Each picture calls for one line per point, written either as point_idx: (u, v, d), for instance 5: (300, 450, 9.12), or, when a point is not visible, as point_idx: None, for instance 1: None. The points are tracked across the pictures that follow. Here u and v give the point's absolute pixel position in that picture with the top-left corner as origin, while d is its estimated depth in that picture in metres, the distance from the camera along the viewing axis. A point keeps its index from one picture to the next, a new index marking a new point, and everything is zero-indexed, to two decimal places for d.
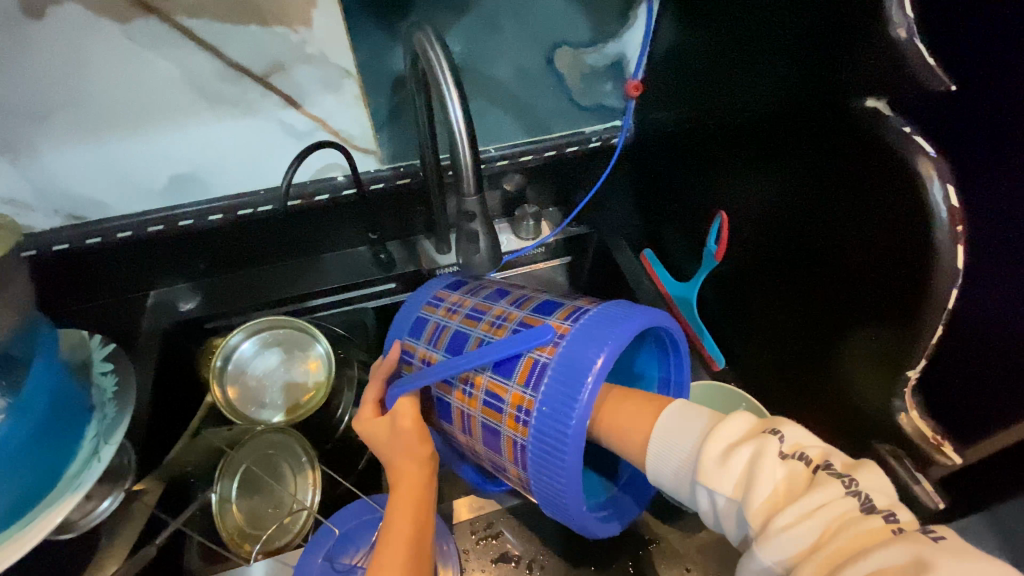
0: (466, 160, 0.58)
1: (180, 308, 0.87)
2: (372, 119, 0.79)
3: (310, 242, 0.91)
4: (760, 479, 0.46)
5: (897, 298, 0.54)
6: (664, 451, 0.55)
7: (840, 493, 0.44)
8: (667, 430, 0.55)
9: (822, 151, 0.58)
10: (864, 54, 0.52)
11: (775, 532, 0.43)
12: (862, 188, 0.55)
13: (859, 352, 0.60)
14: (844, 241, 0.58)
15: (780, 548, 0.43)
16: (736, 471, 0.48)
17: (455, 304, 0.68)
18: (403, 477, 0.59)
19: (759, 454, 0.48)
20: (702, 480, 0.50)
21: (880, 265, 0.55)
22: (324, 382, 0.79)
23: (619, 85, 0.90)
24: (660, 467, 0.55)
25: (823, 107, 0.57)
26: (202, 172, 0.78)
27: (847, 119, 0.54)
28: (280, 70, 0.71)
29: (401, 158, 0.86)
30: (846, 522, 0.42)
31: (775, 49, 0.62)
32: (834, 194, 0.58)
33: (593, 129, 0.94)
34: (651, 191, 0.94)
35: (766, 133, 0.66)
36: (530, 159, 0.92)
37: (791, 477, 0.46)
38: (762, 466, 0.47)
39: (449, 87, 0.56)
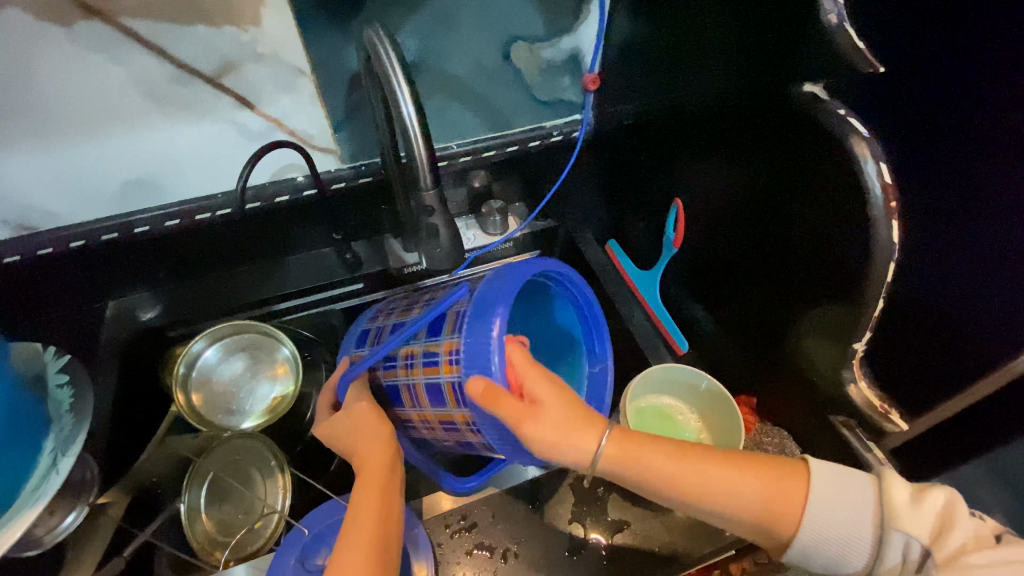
0: (421, 157, 0.59)
1: (140, 317, 0.85)
2: (330, 118, 0.79)
3: (273, 246, 0.90)
4: (957, 528, 0.46)
5: (841, 274, 0.56)
6: (820, 515, 0.51)
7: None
8: (828, 487, 0.52)
9: (767, 137, 0.61)
10: (798, 40, 0.54)
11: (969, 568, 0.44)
12: (805, 170, 0.57)
13: (811, 328, 0.62)
14: (792, 223, 0.61)
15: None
16: (929, 514, 0.48)
17: (393, 310, 0.76)
18: (368, 478, 0.59)
19: (954, 506, 0.48)
20: (894, 524, 0.48)
21: (825, 243, 0.57)
22: (293, 386, 0.78)
23: (576, 80, 0.91)
24: (828, 528, 0.51)
25: (767, 93, 0.59)
26: (156, 177, 0.77)
27: (787, 104, 0.56)
28: (231, 70, 0.70)
29: (362, 157, 0.86)
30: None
31: (719, 39, 0.64)
32: (780, 179, 0.60)
33: (554, 124, 0.95)
34: (614, 182, 0.96)
35: (715, 122, 0.68)
36: (492, 154, 0.93)
37: (978, 533, 0.47)
38: (959, 516, 0.47)
39: (400, 84, 0.57)
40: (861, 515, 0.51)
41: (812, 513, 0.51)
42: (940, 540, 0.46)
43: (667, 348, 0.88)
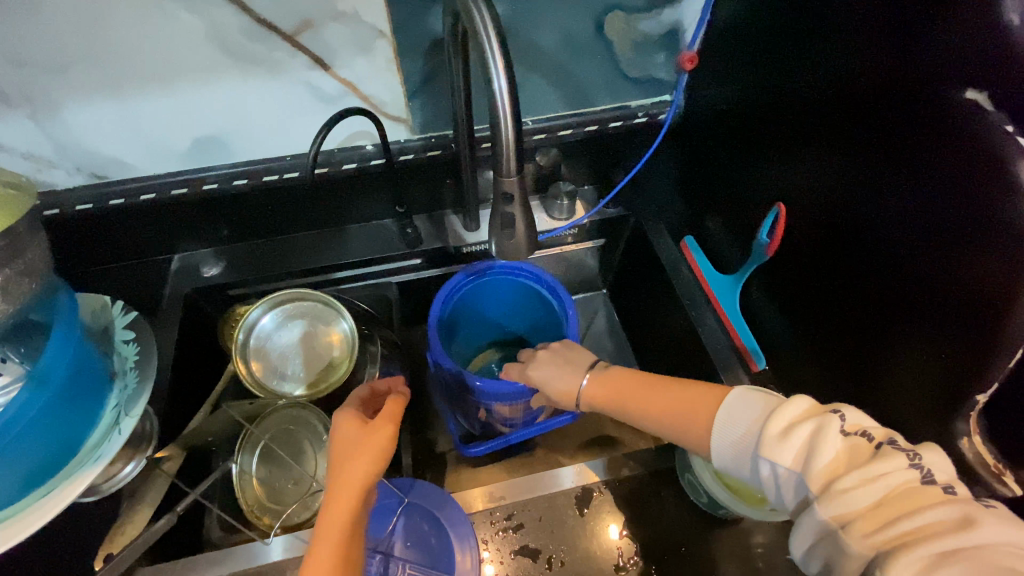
0: (507, 138, 0.53)
1: (203, 272, 0.87)
2: (405, 84, 0.74)
3: (334, 213, 0.89)
4: (828, 453, 0.47)
5: (977, 318, 0.48)
6: (723, 430, 0.54)
7: (901, 464, 0.46)
8: (729, 409, 0.55)
9: (906, 148, 0.52)
10: (969, 38, 0.45)
11: (842, 496, 0.45)
12: (951, 193, 0.48)
13: (924, 368, 0.55)
14: (920, 250, 0.53)
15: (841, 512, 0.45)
16: (794, 446, 0.49)
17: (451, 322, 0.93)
18: (368, 439, 0.61)
19: (822, 431, 0.48)
20: (763, 453, 0.50)
21: (962, 280, 0.49)
22: (348, 359, 0.76)
23: (672, 57, 0.82)
24: (726, 446, 0.54)
25: (916, 100, 0.50)
26: (226, 135, 0.75)
27: (942, 114, 0.48)
28: (310, 28, 0.65)
29: (433, 129, 0.81)
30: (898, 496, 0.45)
31: (865, 25, 0.54)
32: (914, 199, 0.52)
33: (639, 104, 0.86)
34: (698, 175, 0.89)
35: (843, 122, 0.59)
36: (568, 134, 0.86)
37: (853, 453, 0.48)
38: (830, 439, 0.48)
39: (494, 58, 0.51)
40: (747, 436, 0.53)
41: (715, 428, 0.55)
42: (809, 468, 0.48)
43: (741, 365, 0.79)
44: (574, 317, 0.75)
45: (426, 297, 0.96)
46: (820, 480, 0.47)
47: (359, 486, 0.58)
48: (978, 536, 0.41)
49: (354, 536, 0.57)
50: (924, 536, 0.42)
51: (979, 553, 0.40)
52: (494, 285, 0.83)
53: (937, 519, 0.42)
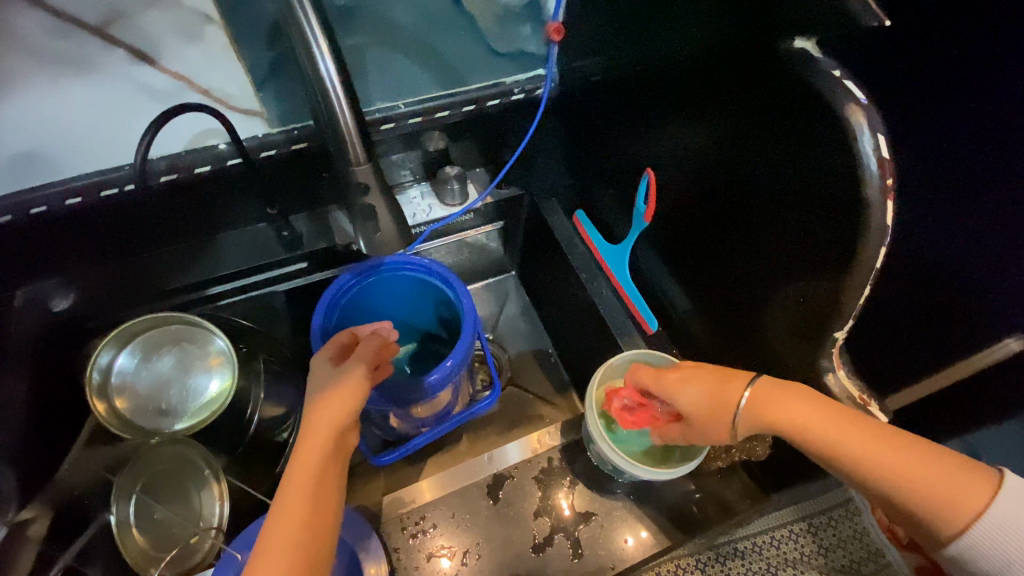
0: (347, 125, 0.50)
1: (52, 308, 0.75)
2: (251, 74, 0.68)
3: (198, 221, 0.81)
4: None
5: (828, 258, 0.50)
6: (1007, 526, 0.43)
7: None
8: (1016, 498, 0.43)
9: (750, 103, 0.53)
10: None
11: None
12: (793, 139, 0.50)
13: (789, 314, 0.58)
14: (777, 202, 0.54)
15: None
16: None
17: None
18: (347, 378, 0.65)
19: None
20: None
21: (812, 226, 0.51)
22: (229, 383, 0.69)
23: (538, 29, 0.80)
24: (1002, 544, 0.44)
25: (751, 54, 0.51)
26: (45, 149, 0.65)
27: (773, 63, 0.49)
28: (120, 18, 0.61)
29: (293, 119, 0.73)
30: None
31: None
32: (764, 151, 0.54)
33: (514, 80, 0.83)
34: (579, 145, 0.88)
35: (696, 82, 0.60)
36: (446, 117, 0.81)
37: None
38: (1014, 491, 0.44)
39: (315, 41, 0.47)
40: (1001, 547, 0.44)
41: (1007, 524, 0.43)
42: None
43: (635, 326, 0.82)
44: (468, 304, 0.76)
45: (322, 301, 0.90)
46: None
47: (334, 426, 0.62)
48: None
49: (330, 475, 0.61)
50: None
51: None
52: (385, 283, 0.81)
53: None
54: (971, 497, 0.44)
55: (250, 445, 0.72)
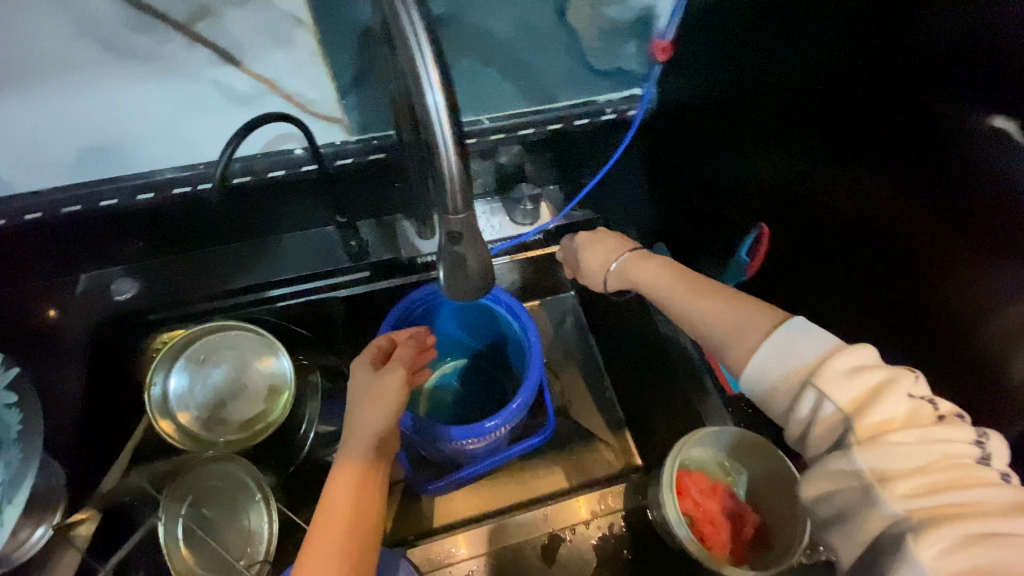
0: (448, 167, 0.43)
1: (115, 297, 0.76)
2: (335, 81, 0.63)
3: (264, 222, 0.79)
4: (901, 397, 0.43)
5: (995, 361, 0.45)
6: (929, 432, 0.41)
7: (916, 402, 0.43)
8: (793, 334, 0.49)
9: (919, 175, 0.46)
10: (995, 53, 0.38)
11: (889, 445, 0.41)
12: (974, 226, 0.43)
13: None
14: (935, 284, 0.47)
15: (882, 461, 0.41)
16: (865, 386, 0.44)
17: None
18: (382, 387, 0.66)
19: (897, 383, 0.44)
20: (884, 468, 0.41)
21: (984, 322, 0.45)
22: (285, 391, 0.69)
23: (643, 46, 0.73)
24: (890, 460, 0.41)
25: (924, 124, 0.44)
26: (121, 143, 0.63)
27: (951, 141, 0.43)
28: (206, 14, 0.54)
29: (372, 129, 0.70)
30: (971, 484, 0.40)
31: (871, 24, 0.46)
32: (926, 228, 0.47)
33: (608, 99, 0.77)
34: (667, 175, 0.81)
35: (848, 133, 0.51)
36: (531, 133, 0.77)
37: (917, 414, 0.43)
38: (901, 388, 0.43)
39: (426, 71, 0.41)
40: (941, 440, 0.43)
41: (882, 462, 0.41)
42: (869, 410, 0.43)
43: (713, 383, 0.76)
44: (536, 340, 0.73)
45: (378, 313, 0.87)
46: (871, 427, 0.43)
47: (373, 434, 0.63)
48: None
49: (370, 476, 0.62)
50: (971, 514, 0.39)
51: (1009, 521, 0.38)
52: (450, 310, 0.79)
53: (991, 498, 0.39)
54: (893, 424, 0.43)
55: (299, 464, 0.70)
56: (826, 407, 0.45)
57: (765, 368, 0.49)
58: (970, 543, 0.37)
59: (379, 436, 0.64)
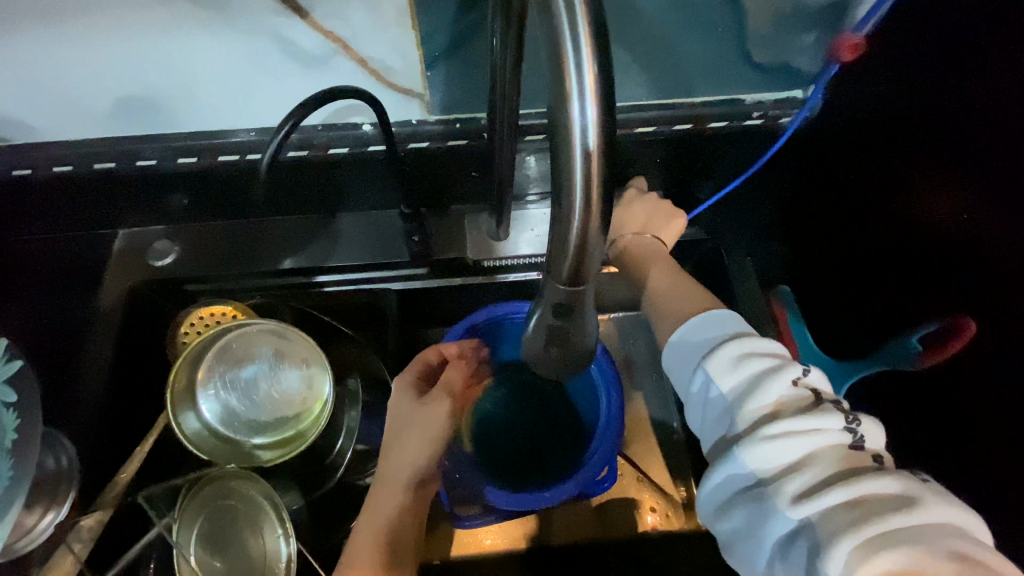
0: (568, 225, 0.29)
1: (155, 262, 0.69)
2: (424, 48, 0.50)
3: (320, 198, 0.68)
4: (782, 383, 0.43)
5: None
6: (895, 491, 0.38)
7: (835, 426, 0.41)
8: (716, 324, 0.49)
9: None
10: None
11: (803, 450, 0.40)
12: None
13: None
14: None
15: (763, 462, 0.41)
16: (744, 376, 0.44)
17: None
18: (426, 416, 0.55)
19: (778, 372, 0.44)
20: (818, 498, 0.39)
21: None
22: (320, 399, 0.61)
23: (826, 38, 0.55)
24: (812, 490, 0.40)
25: None
26: (160, 97, 0.53)
27: None
28: None
29: (459, 110, 0.57)
30: (848, 475, 0.39)
31: None
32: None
33: (755, 99, 0.60)
34: (811, 204, 0.64)
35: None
36: (650, 133, 0.61)
37: (795, 400, 0.43)
38: (805, 405, 0.42)
39: (580, 70, 0.27)
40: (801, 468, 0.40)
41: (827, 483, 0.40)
42: (747, 399, 0.43)
43: None
44: (617, 398, 0.66)
45: (432, 314, 0.76)
46: (751, 423, 0.43)
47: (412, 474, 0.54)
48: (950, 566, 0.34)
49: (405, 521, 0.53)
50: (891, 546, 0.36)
51: (926, 533, 0.36)
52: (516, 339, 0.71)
53: (876, 491, 0.38)
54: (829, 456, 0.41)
55: (327, 487, 0.62)
56: (711, 392, 0.45)
57: (679, 353, 0.49)
58: (880, 548, 0.35)
59: (416, 476, 0.54)
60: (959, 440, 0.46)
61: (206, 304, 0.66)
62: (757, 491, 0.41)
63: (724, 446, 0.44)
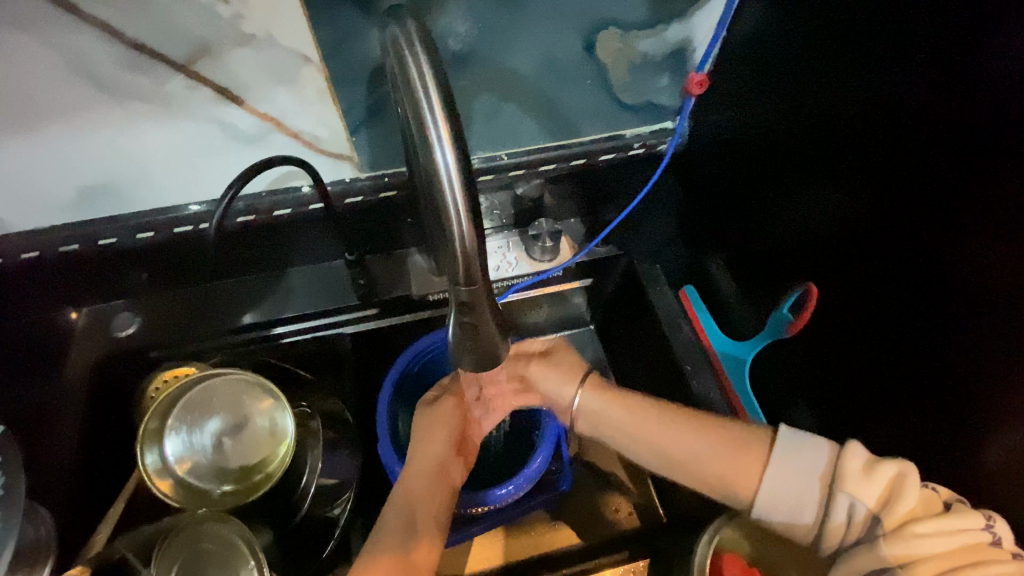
0: (454, 232, 0.38)
1: (118, 334, 0.73)
2: (346, 118, 0.60)
3: (273, 256, 0.75)
4: (888, 471, 0.47)
5: None
6: (955, 534, 0.42)
7: (976, 521, 0.43)
8: (792, 453, 0.51)
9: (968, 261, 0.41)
10: None
11: (914, 540, 0.44)
12: None
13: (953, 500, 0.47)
14: (981, 373, 0.42)
15: (899, 551, 0.44)
16: (879, 485, 0.47)
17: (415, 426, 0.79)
18: (443, 411, 0.62)
19: (906, 477, 0.46)
20: (897, 546, 0.44)
21: None
22: (285, 440, 0.65)
23: (678, 80, 0.69)
24: (907, 543, 0.44)
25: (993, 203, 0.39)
26: (120, 183, 0.61)
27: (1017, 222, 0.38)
28: (208, 55, 0.50)
29: (385, 165, 0.67)
30: (983, 561, 0.42)
31: (961, 89, 0.40)
32: (972, 313, 0.42)
33: (636, 133, 0.72)
34: (698, 209, 0.77)
35: None
36: (551, 169, 0.71)
37: (887, 476, 0.47)
38: (910, 488, 0.45)
39: (435, 128, 0.36)
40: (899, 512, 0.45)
41: (913, 532, 0.44)
42: (886, 506, 0.46)
43: None
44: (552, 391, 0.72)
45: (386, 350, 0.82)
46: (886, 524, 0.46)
47: (437, 460, 0.59)
48: None
49: (432, 500, 0.56)
50: None
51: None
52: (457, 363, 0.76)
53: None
54: (920, 508, 0.45)
55: (299, 521, 0.65)
56: (857, 509, 0.47)
57: (792, 458, 0.51)
58: None
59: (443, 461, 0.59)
60: None
61: (172, 367, 0.70)
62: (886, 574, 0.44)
63: (869, 534, 0.46)
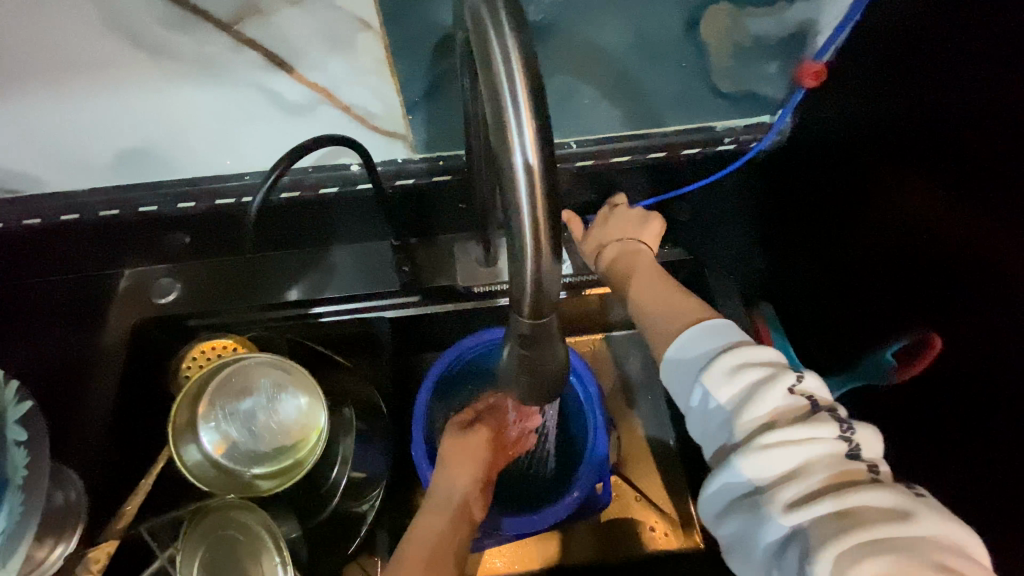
0: (528, 256, 0.31)
1: (159, 300, 0.68)
2: (403, 94, 0.53)
3: (319, 232, 0.72)
4: (780, 393, 0.43)
5: None
6: (812, 447, 0.41)
7: (831, 433, 0.42)
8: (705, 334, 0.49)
9: None
10: None
11: (767, 454, 0.41)
12: None
13: None
14: None
15: (758, 470, 0.41)
16: (741, 384, 0.44)
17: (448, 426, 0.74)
18: (469, 443, 0.60)
19: (775, 380, 0.44)
20: (749, 456, 0.42)
21: None
22: (317, 427, 0.62)
23: (790, 67, 0.58)
24: (764, 461, 0.41)
25: None
26: (162, 148, 0.57)
27: None
28: (256, 13, 0.44)
29: (441, 147, 0.61)
30: (844, 485, 0.40)
31: None
32: None
33: (727, 126, 0.64)
34: (787, 218, 0.67)
35: None
36: (625, 162, 0.65)
37: (793, 409, 0.43)
38: (774, 396, 0.43)
39: (521, 130, 0.29)
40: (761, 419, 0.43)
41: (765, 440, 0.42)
42: (742, 410, 0.43)
43: None
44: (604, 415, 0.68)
45: (424, 339, 0.78)
46: (747, 435, 0.43)
47: (460, 494, 0.58)
48: (912, 528, 0.37)
49: (456, 532, 0.55)
50: (861, 514, 0.38)
51: (916, 544, 0.36)
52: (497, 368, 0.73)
53: (868, 503, 0.38)
54: (782, 419, 0.43)
55: (323, 514, 0.63)
56: (710, 402, 0.45)
57: (691, 340, 0.49)
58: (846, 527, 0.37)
59: (466, 495, 0.58)
60: (940, 454, 0.46)
61: (206, 340, 0.65)
62: (753, 499, 0.41)
63: (727, 449, 0.44)
